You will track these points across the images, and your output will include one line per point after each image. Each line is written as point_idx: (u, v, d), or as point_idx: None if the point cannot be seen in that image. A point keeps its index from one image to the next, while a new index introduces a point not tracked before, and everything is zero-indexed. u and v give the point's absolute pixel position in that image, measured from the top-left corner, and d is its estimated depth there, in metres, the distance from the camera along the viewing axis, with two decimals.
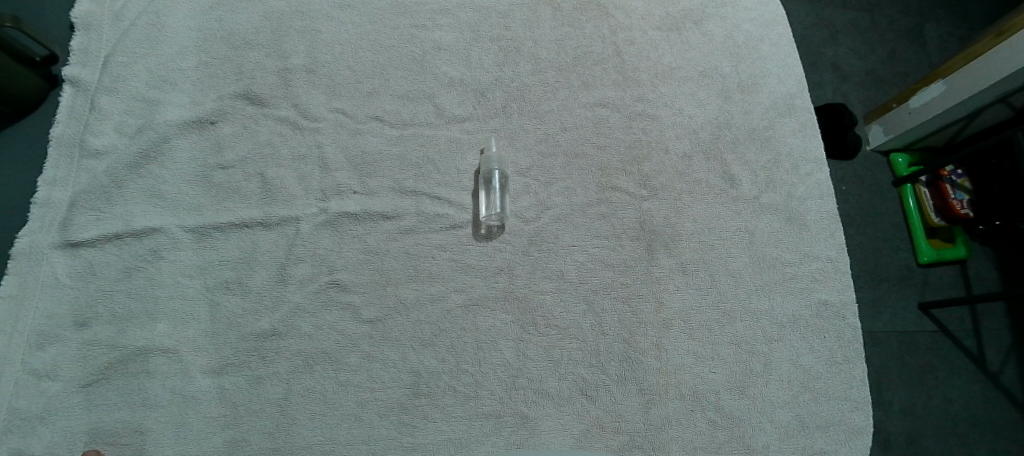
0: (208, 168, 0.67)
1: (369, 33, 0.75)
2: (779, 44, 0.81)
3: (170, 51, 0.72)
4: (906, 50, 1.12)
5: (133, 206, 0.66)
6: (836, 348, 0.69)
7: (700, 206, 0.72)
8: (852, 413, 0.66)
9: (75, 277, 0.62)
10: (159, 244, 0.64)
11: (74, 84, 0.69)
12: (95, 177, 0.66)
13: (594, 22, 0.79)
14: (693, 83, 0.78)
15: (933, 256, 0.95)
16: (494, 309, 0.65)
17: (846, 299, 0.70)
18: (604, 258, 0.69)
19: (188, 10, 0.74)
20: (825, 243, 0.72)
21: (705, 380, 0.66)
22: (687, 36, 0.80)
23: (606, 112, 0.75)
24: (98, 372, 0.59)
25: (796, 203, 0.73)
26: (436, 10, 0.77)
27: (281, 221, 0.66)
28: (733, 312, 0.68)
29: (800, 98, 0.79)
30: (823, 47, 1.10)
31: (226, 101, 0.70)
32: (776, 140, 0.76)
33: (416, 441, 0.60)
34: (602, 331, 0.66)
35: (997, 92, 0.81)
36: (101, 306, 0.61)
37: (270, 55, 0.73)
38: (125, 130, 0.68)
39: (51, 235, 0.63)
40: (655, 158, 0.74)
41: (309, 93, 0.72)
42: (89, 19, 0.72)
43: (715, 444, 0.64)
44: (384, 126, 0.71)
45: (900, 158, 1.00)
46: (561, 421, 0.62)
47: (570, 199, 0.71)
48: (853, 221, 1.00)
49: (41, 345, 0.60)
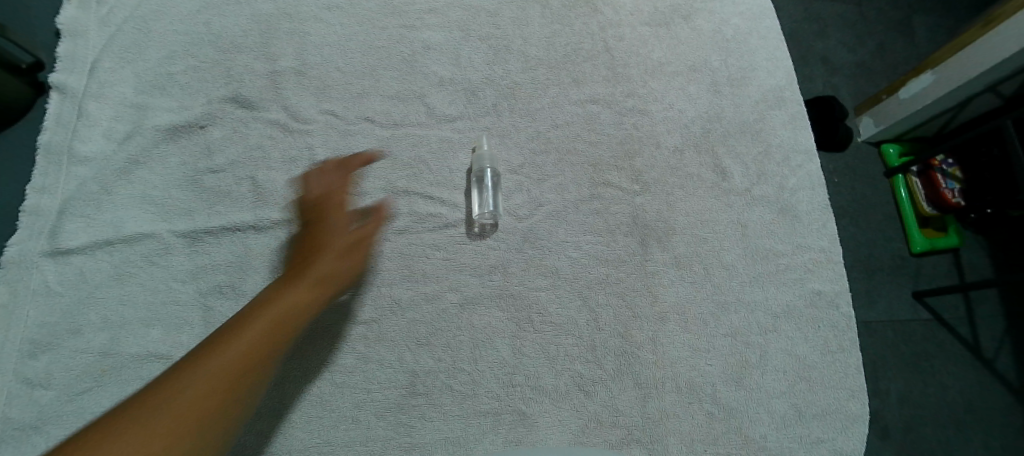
0: (198, 172, 0.67)
1: (357, 34, 0.75)
2: (767, 37, 0.82)
3: (159, 56, 0.72)
4: (894, 41, 1.13)
5: (124, 212, 0.65)
6: (831, 337, 0.69)
7: (693, 200, 0.72)
8: (848, 401, 0.67)
9: (66, 284, 0.62)
10: (151, 249, 0.64)
11: (60, 90, 0.69)
12: (84, 184, 0.65)
13: (583, 19, 0.79)
14: (683, 77, 0.78)
15: (926, 246, 0.96)
16: (489, 308, 0.65)
17: (839, 289, 0.71)
18: (599, 254, 0.69)
19: (175, 14, 0.73)
20: (817, 233, 0.73)
21: (701, 373, 0.66)
22: (676, 32, 0.80)
23: (596, 108, 0.75)
24: (92, 380, 0.59)
25: (787, 195, 0.74)
26: (425, 10, 0.77)
27: (273, 224, 0.66)
28: (728, 303, 0.69)
29: (789, 90, 0.79)
30: (811, 41, 1.11)
31: (216, 105, 0.70)
32: (767, 132, 0.77)
33: (414, 441, 0.60)
34: (597, 326, 0.66)
35: (985, 81, 0.82)
36: (93, 313, 0.61)
37: (259, 58, 0.72)
38: (113, 136, 0.68)
39: (42, 242, 0.63)
40: (646, 153, 0.74)
41: (299, 95, 0.71)
42: (75, 25, 0.71)
43: (712, 436, 0.64)
44: (375, 126, 0.71)
45: (891, 149, 1.01)
46: (560, 417, 0.63)
47: (563, 195, 0.71)
48: (845, 211, 1.01)
49: (33, 353, 0.59)
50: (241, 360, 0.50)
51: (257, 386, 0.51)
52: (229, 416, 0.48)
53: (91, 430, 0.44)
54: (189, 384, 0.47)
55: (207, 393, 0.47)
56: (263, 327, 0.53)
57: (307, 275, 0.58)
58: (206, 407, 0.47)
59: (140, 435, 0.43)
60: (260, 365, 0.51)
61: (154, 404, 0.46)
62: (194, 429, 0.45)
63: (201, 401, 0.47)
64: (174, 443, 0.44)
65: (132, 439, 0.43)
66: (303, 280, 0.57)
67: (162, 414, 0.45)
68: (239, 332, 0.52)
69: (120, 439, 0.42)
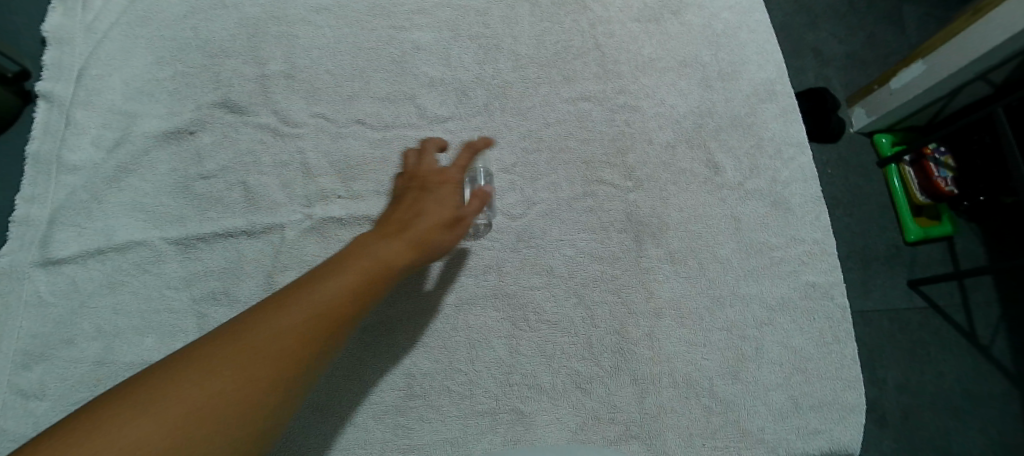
0: (189, 178, 0.67)
1: (346, 36, 0.74)
2: (757, 30, 0.82)
3: (146, 62, 0.71)
4: (884, 32, 1.13)
5: (115, 220, 0.65)
6: (826, 328, 0.70)
7: (686, 195, 0.73)
8: (844, 392, 0.67)
9: (58, 294, 0.61)
10: (143, 257, 0.64)
11: (48, 99, 0.68)
12: (74, 193, 0.65)
13: (573, 17, 0.79)
14: (674, 73, 0.78)
15: (921, 234, 0.96)
16: (485, 307, 0.65)
17: (833, 280, 0.71)
18: (593, 252, 0.69)
19: (162, 19, 0.73)
20: (810, 225, 0.73)
21: (698, 367, 0.66)
22: (666, 27, 0.80)
23: (588, 105, 0.75)
24: (88, 389, 0.59)
25: (780, 188, 0.74)
26: (414, 10, 0.76)
27: (266, 228, 0.65)
28: (723, 297, 0.69)
29: (780, 83, 0.80)
30: (801, 34, 1.11)
31: (206, 110, 0.70)
32: (758, 126, 0.77)
33: (413, 442, 0.60)
34: (593, 323, 0.66)
35: (975, 70, 0.82)
36: (86, 322, 0.61)
37: (248, 62, 0.72)
38: (102, 143, 0.67)
39: (33, 253, 0.62)
40: (638, 149, 0.74)
41: (289, 99, 0.71)
42: (60, 32, 0.70)
43: (710, 430, 0.64)
44: (366, 128, 0.71)
45: (884, 139, 1.02)
46: (558, 415, 0.63)
47: (556, 193, 0.71)
48: (839, 202, 1.01)
49: (27, 364, 0.59)
50: (331, 308, 0.45)
51: (340, 341, 0.45)
52: (312, 368, 0.43)
53: (178, 355, 0.41)
54: (276, 323, 0.43)
55: (291, 339, 0.43)
56: (354, 278, 0.48)
57: (406, 230, 0.53)
58: (291, 353, 0.42)
59: (226, 371, 0.39)
60: (346, 319, 0.46)
61: (239, 340, 0.42)
62: (279, 376, 0.41)
63: (283, 345, 0.42)
64: (260, 387, 0.40)
65: (217, 373, 0.39)
66: (402, 234, 0.52)
67: (248, 352, 0.41)
68: (329, 279, 0.47)
69: (208, 374, 0.39)
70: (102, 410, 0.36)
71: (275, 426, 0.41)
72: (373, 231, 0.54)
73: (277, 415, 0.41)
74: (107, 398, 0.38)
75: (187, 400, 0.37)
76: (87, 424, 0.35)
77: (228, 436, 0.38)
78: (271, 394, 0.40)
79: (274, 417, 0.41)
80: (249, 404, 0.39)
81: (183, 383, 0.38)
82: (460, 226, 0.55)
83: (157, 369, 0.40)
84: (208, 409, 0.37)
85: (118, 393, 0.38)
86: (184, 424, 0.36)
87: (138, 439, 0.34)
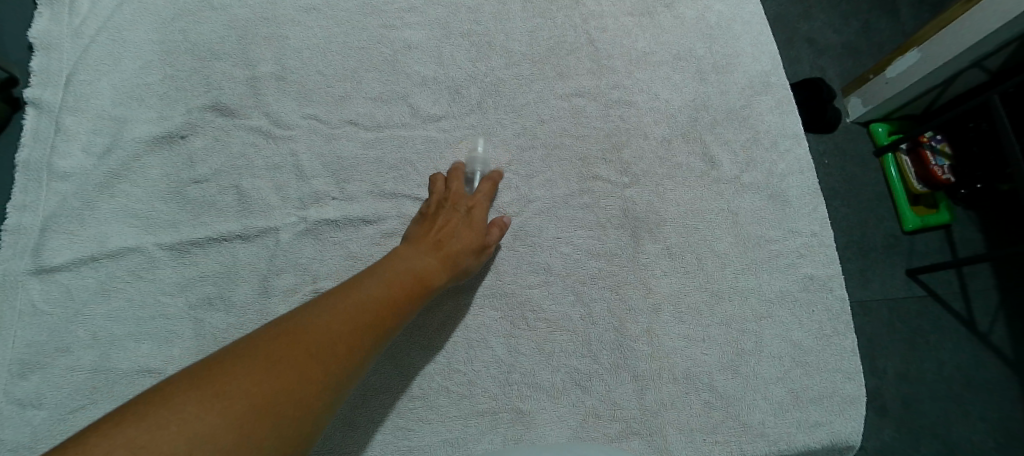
0: (181, 183, 0.66)
1: (336, 36, 0.74)
2: (751, 22, 0.81)
3: (135, 67, 0.70)
4: (879, 21, 1.12)
5: (107, 226, 0.64)
6: (825, 320, 0.70)
7: (683, 190, 0.72)
8: (844, 383, 0.67)
9: (53, 302, 0.61)
10: (137, 263, 0.63)
11: (37, 106, 0.67)
12: (66, 200, 0.64)
13: (565, 12, 0.78)
14: (668, 66, 0.77)
15: (918, 223, 0.96)
16: (482, 307, 0.65)
17: (831, 272, 0.71)
18: (591, 248, 0.69)
19: (150, 23, 0.72)
20: (808, 218, 0.73)
21: (697, 362, 0.66)
22: (660, 21, 0.79)
23: (583, 101, 0.75)
24: (84, 397, 0.58)
25: (777, 181, 0.74)
26: (404, 9, 0.76)
27: (260, 232, 0.65)
28: (721, 291, 0.69)
29: (775, 75, 0.79)
30: (795, 25, 1.11)
31: (196, 114, 0.69)
32: (754, 118, 0.77)
33: (413, 444, 0.60)
34: (591, 321, 0.66)
35: (972, 56, 0.82)
36: (81, 330, 0.60)
37: (238, 65, 0.71)
38: (93, 149, 0.67)
39: (25, 262, 0.62)
40: (634, 145, 0.74)
41: (280, 100, 0.70)
42: (48, 38, 0.70)
43: (711, 425, 0.64)
44: (359, 129, 0.70)
45: (880, 128, 1.01)
46: (558, 414, 0.62)
47: (552, 191, 0.70)
48: (836, 194, 1.01)
49: (23, 373, 0.58)
50: (375, 314, 0.51)
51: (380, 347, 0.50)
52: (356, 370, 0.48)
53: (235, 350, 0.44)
54: (326, 327, 0.47)
55: (340, 342, 0.47)
56: (394, 293, 0.53)
57: (438, 248, 0.59)
58: (340, 354, 0.46)
59: (286, 367, 0.43)
60: (385, 330, 0.51)
61: (294, 339, 0.45)
62: (330, 372, 0.45)
63: (333, 346, 0.47)
64: (314, 382, 0.44)
65: (279, 368, 0.43)
66: (435, 252, 0.59)
67: (302, 351, 0.45)
68: (371, 290, 0.52)
69: (270, 369, 0.42)
70: (172, 397, 0.38)
71: (322, 421, 0.44)
72: (406, 247, 0.59)
73: (325, 410, 0.44)
74: (171, 388, 0.40)
75: (253, 391, 0.40)
76: (161, 408, 0.37)
77: (288, 425, 0.41)
78: (324, 390, 0.44)
79: (323, 412, 0.44)
80: (306, 398, 0.43)
81: (249, 376, 0.41)
82: (484, 251, 0.62)
83: (216, 364, 0.42)
84: (274, 399, 0.41)
85: (181, 383, 0.40)
86: (254, 410, 0.39)
87: (215, 424, 0.37)
